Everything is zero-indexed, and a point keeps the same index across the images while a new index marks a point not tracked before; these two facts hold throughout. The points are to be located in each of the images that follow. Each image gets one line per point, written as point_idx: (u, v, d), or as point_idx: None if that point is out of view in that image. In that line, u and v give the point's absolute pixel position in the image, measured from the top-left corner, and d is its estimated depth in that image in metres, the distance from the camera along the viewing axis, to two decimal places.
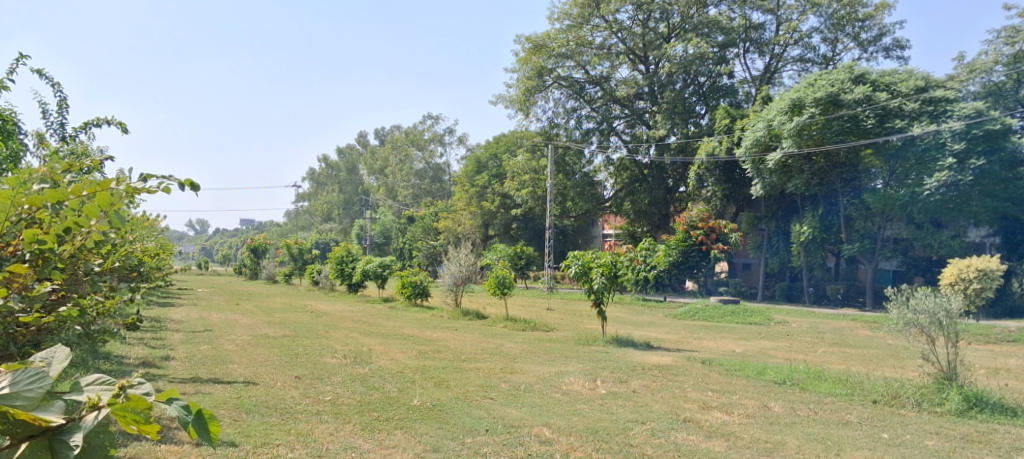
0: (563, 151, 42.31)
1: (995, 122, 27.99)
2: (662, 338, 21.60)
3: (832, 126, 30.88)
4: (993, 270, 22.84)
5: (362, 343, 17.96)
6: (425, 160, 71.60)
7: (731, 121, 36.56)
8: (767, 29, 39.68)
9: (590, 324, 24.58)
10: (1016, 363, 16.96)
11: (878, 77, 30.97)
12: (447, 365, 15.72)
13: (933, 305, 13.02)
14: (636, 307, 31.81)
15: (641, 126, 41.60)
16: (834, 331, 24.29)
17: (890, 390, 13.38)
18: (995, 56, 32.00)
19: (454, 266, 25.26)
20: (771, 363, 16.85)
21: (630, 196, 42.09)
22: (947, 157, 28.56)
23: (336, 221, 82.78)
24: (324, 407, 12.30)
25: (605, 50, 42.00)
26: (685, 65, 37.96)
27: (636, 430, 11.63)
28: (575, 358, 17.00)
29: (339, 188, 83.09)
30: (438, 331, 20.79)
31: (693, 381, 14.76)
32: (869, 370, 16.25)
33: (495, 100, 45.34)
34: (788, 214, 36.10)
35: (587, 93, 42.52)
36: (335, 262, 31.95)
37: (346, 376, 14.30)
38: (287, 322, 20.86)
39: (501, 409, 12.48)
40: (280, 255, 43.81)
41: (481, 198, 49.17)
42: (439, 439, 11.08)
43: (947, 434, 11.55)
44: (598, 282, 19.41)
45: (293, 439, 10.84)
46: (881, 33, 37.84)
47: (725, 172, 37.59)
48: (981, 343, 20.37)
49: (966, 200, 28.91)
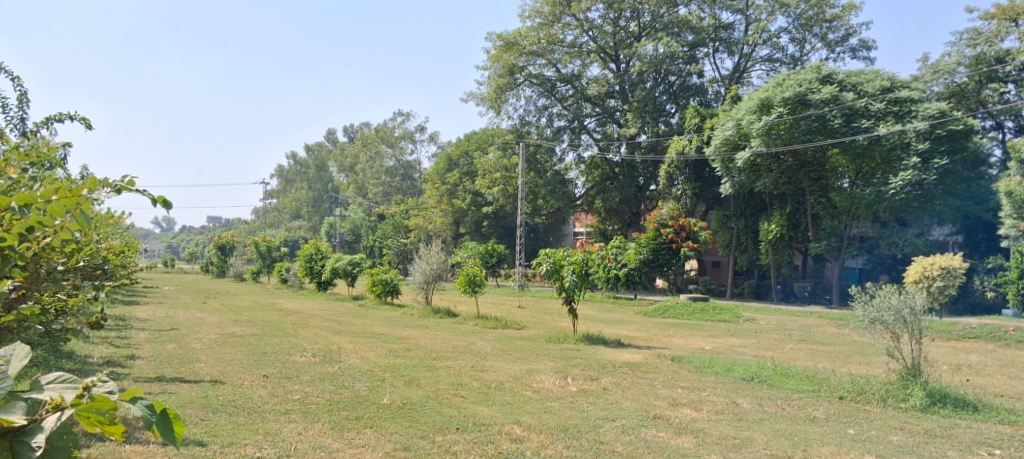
0: (535, 149, 42.16)
1: (958, 122, 28.58)
2: (633, 335, 21.72)
3: (799, 125, 31.03)
4: (955, 267, 23.24)
5: (332, 341, 17.90)
6: (396, 157, 71.72)
7: (700, 120, 36.79)
8: (737, 29, 40.01)
9: (560, 322, 24.67)
10: (978, 359, 17.24)
11: (845, 78, 31.28)
12: (418, 363, 15.69)
13: (896, 302, 13.19)
14: (606, 306, 31.94)
15: (613, 124, 41.74)
16: (802, 329, 24.50)
17: (856, 386, 13.54)
18: (958, 57, 32.40)
19: (425, 263, 25.16)
20: (740, 360, 16.96)
21: (601, 194, 42.25)
22: (913, 156, 29.05)
23: (306, 218, 82.42)
24: (294, 406, 12.22)
25: (577, 48, 42.15)
26: (656, 63, 38.51)
27: (607, 426, 11.69)
28: (546, 356, 17.04)
29: (309, 185, 82.63)
30: (409, 329, 20.76)
31: (663, 379, 14.83)
32: (836, 367, 16.46)
33: (467, 98, 45.33)
34: (757, 213, 36.42)
35: (559, 91, 42.67)
36: (304, 260, 31.75)
37: (315, 375, 14.24)
38: (256, 320, 20.71)
39: (471, 407, 12.50)
40: (248, 252, 43.42)
41: (452, 196, 49.11)
42: (410, 437, 11.07)
43: (911, 429, 11.72)
44: (570, 280, 19.49)
45: (261, 438, 10.81)
46: (848, 34, 38.20)
47: (695, 170, 37.86)
48: (944, 340, 20.73)
49: (929, 199, 29.12)
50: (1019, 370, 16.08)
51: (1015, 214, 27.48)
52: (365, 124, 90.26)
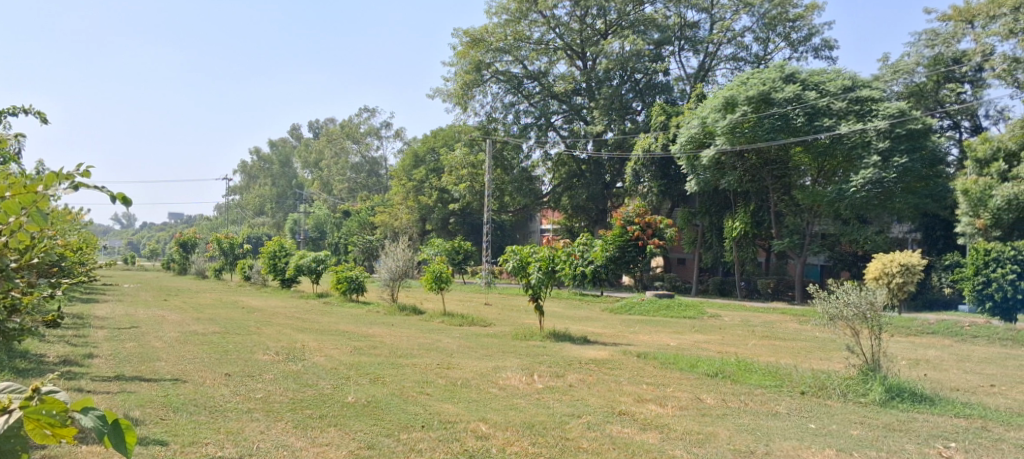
0: (501, 145, 42.16)
1: (917, 122, 29.14)
2: (599, 332, 21.80)
3: (764, 123, 31.29)
4: (915, 264, 23.62)
5: (295, 339, 17.76)
6: (361, 153, 71.31)
7: (666, 118, 37.04)
8: (702, 27, 40.35)
9: (527, 319, 24.69)
10: (935, 354, 17.54)
11: (808, 77, 31.61)
12: (383, 361, 15.62)
13: (857, 298, 13.30)
14: (573, 303, 32.05)
15: (579, 122, 41.83)
16: (764, 324, 24.76)
17: (817, 382, 13.73)
18: (917, 57, 32.89)
19: (391, 261, 25.03)
20: (704, 356, 17.11)
21: (567, 191, 42.37)
22: (873, 155, 29.41)
23: (269, 215, 81.73)
24: (256, 405, 12.11)
25: (543, 45, 42.19)
26: (622, 61, 38.81)
27: (573, 423, 11.72)
28: (512, 353, 17.04)
29: (272, 181, 81.94)
30: (375, 327, 20.68)
31: (629, 375, 14.90)
32: (798, 362, 16.65)
33: (433, 94, 45.17)
34: (721, 210, 36.74)
35: (526, 88, 42.59)
36: (267, 257, 31.47)
37: (278, 373, 14.12)
38: (218, 318, 20.50)
39: (437, 405, 12.46)
40: (211, 249, 42.94)
41: (418, 192, 48.93)
42: (374, 435, 11.02)
43: (870, 424, 11.89)
44: (536, 277, 19.55)
45: (222, 438, 10.73)
46: (811, 33, 38.60)
47: (661, 168, 38.10)
48: (903, 335, 21.08)
49: (890, 197, 29.64)
50: (976, 364, 16.40)
51: (971, 212, 28.07)
52: (330, 119, 89.61)
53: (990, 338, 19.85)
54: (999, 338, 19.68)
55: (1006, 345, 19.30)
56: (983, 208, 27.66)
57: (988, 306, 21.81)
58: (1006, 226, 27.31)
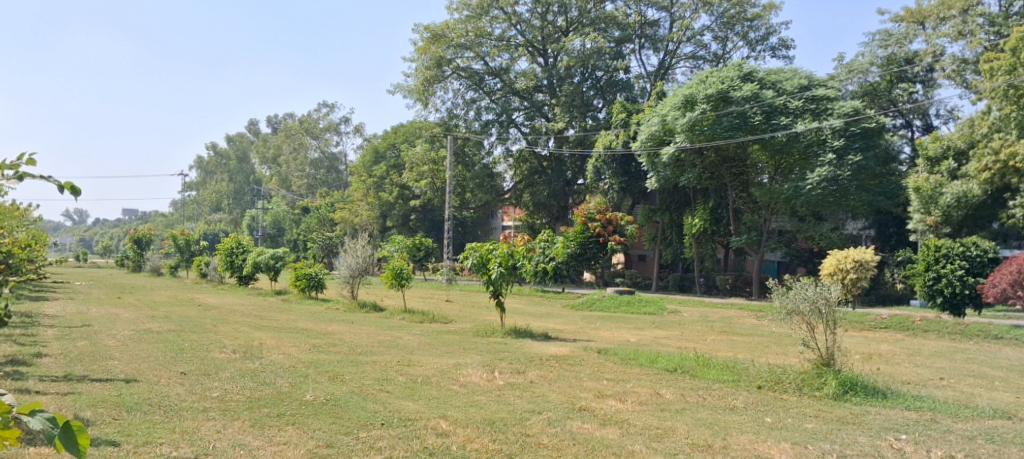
0: (462, 142, 41.99)
1: (871, 120, 29.84)
2: (560, 328, 21.87)
3: (722, 122, 31.53)
4: (868, 260, 24.10)
5: (253, 337, 17.57)
6: (321, 148, 70.26)
7: (627, 115, 37.25)
8: (662, 26, 40.68)
9: (488, 316, 24.67)
10: (888, 349, 17.85)
11: (765, 76, 31.88)
12: (342, 358, 15.49)
13: (812, 293, 13.45)
14: (534, 299, 32.11)
15: (540, 119, 41.88)
16: (723, 320, 25.02)
17: (774, 376, 13.90)
18: (871, 57, 33.25)
19: (351, 257, 24.84)
20: (663, 352, 17.22)
21: (528, 188, 42.48)
22: (828, 152, 29.88)
23: (226, 211, 80.75)
24: (212, 404, 11.97)
25: (504, 42, 42.13)
26: (583, 59, 38.93)
27: (533, 419, 11.73)
28: (473, 350, 17.02)
29: (229, 177, 80.99)
30: (334, 324, 20.51)
31: (589, 371, 14.95)
32: (754, 357, 16.85)
33: (393, 89, 44.88)
34: (681, 207, 37.07)
35: (487, 84, 42.44)
36: (224, 254, 31.06)
37: (235, 371, 13.96)
38: (173, 316, 20.17)
39: (397, 402, 12.39)
40: (166, 246, 42.35)
41: (378, 189, 48.60)
42: (333, 434, 10.94)
43: (824, 417, 12.05)
44: (496, 274, 19.56)
45: (178, 437, 10.61)
46: (768, 33, 39.03)
47: (622, 165, 38.34)
48: (856, 330, 21.46)
49: (845, 194, 30.17)
50: (926, 358, 16.72)
51: (922, 209, 28.56)
52: (289, 114, 88.75)
53: (940, 332, 20.23)
54: (949, 333, 20.09)
55: (955, 339, 19.71)
56: (934, 205, 28.15)
57: (938, 301, 22.16)
58: (956, 223, 28.07)
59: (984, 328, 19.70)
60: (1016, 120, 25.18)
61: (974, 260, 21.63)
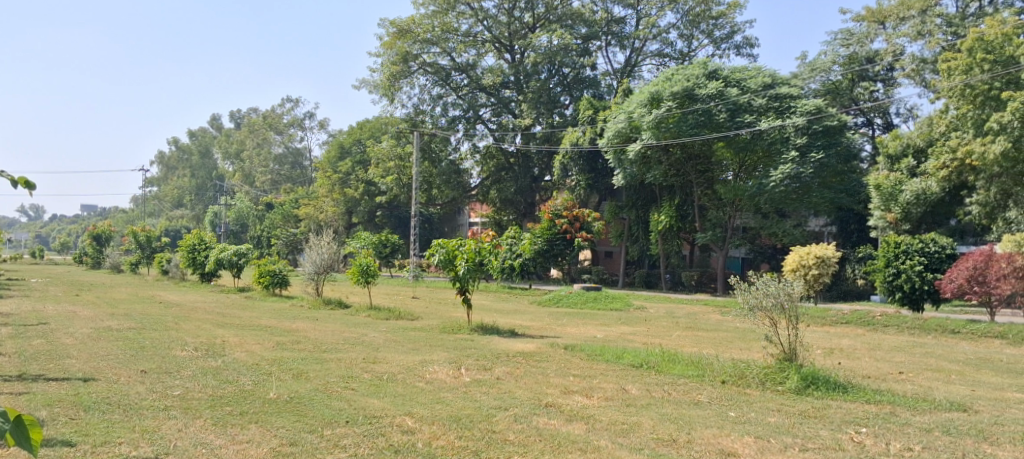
0: (429, 138, 41.59)
1: (833, 118, 30.14)
2: (527, 325, 21.87)
3: (687, 119, 31.67)
4: (830, 256, 24.40)
5: (216, 334, 17.37)
6: (284, 143, 70.04)
7: (594, 112, 37.25)
8: (628, 23, 40.89)
9: (455, 312, 24.62)
10: (849, 343, 18.09)
11: (729, 74, 32.05)
12: (306, 356, 15.35)
13: (775, 289, 13.56)
14: (501, 296, 32.13)
15: (508, 115, 41.72)
16: (688, 316, 25.21)
17: (738, 371, 14.01)
18: (833, 56, 33.76)
19: (315, 254, 24.62)
20: (629, 348, 17.29)
21: (496, 185, 42.50)
22: (791, 150, 30.19)
23: (188, 208, 79.93)
24: (173, 402, 11.80)
25: (471, 37, 41.98)
26: (550, 55, 39.02)
27: (499, 416, 11.71)
28: (439, 347, 16.96)
29: (191, 173, 80.02)
30: (298, 321, 20.35)
31: (555, 367, 14.96)
32: (719, 352, 16.96)
33: (359, 85, 44.60)
34: (648, 204, 37.25)
35: (453, 80, 42.30)
36: (186, 250, 30.70)
37: (196, 369, 13.78)
38: (133, 314, 19.88)
39: (362, 400, 12.31)
40: (126, 242, 41.73)
41: (344, 185, 48.28)
42: (296, 432, 10.84)
43: (786, 411, 12.16)
44: (463, 270, 19.48)
45: (137, 436, 10.46)
46: (733, 31, 39.33)
47: (588, 162, 38.25)
48: (818, 325, 21.71)
49: (807, 192, 30.49)
50: (886, 352, 16.95)
51: (883, 206, 28.81)
52: (252, 109, 87.82)
53: (899, 327, 20.53)
54: (908, 327, 20.38)
55: (913, 334, 20.02)
56: (894, 202, 28.59)
57: (898, 297, 22.46)
58: (914, 220, 28.52)
59: (941, 322, 20.00)
60: (973, 119, 25.46)
61: (933, 256, 21.96)
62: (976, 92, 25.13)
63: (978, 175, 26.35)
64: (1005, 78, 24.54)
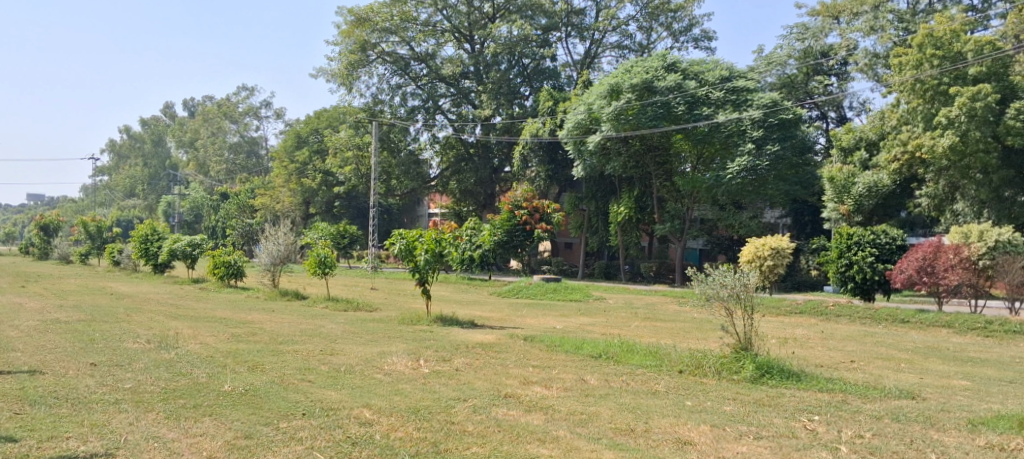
0: (388, 128, 41.28)
1: (789, 111, 30.41)
2: (487, 316, 21.84)
3: (646, 111, 31.80)
4: (785, 247, 24.68)
5: (169, 326, 17.11)
6: (240, 133, 69.12)
7: (554, 104, 37.48)
8: (588, 14, 40.99)
9: (414, 303, 24.52)
10: (803, 333, 18.33)
11: (688, 67, 32.27)
12: (262, 348, 15.16)
13: (731, 280, 13.65)
14: (460, 287, 32.08)
15: (467, 106, 41.72)
16: (646, 306, 25.38)
17: (694, 360, 14.11)
18: (789, 50, 34.14)
19: (271, 245, 24.33)
20: (588, 338, 17.34)
21: (456, 176, 42.32)
22: (747, 143, 30.48)
23: (140, 197, 78.58)
24: (124, 395, 11.58)
25: (430, 27, 41.78)
26: (510, 46, 39.15)
27: (458, 407, 11.65)
28: (398, 338, 16.85)
29: (144, 161, 78.72)
30: (254, 312, 20.12)
31: (515, 358, 14.95)
32: (676, 343, 17.08)
33: (316, 73, 44.11)
34: (607, 195, 37.35)
35: (412, 70, 42.00)
36: (138, 241, 30.16)
37: (149, 362, 13.54)
38: (83, 306, 19.47)
39: (319, 391, 12.18)
40: (76, 232, 40.91)
41: (300, 175, 47.80)
42: (252, 424, 10.69)
43: (741, 400, 12.27)
44: (423, 260, 19.34)
45: (86, 431, 10.25)
46: (691, 24, 39.56)
47: (548, 152, 38.28)
48: (773, 315, 21.99)
49: (763, 184, 30.80)
50: (839, 341, 17.19)
51: (836, 199, 29.30)
52: (207, 97, 86.87)
53: (852, 317, 20.85)
54: (860, 317, 20.69)
55: (865, 324, 20.34)
56: (847, 195, 29.03)
57: (850, 287, 22.81)
58: (866, 212, 28.95)
59: (892, 312, 20.34)
60: (923, 113, 25.66)
61: (884, 247, 22.27)
62: (926, 87, 25.29)
63: (927, 168, 26.82)
64: (954, 74, 24.87)
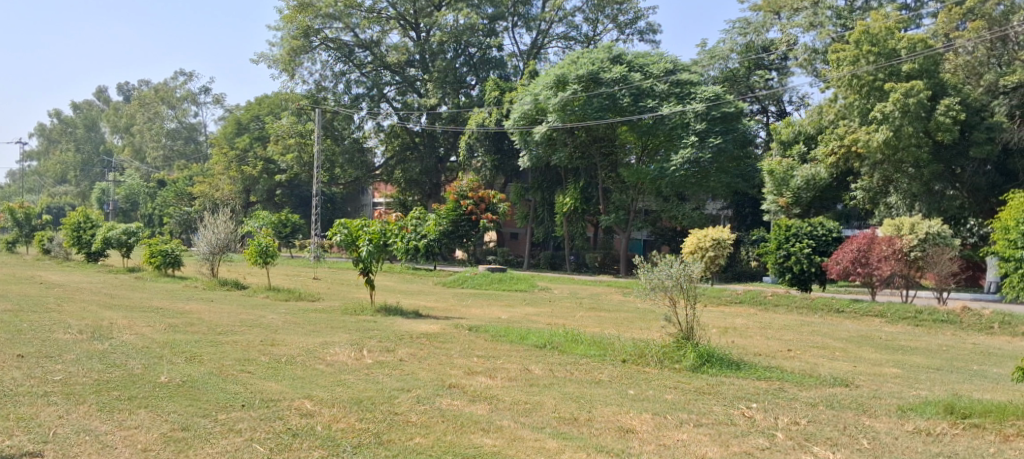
0: (331, 115, 40.81)
1: (730, 105, 30.77)
2: (431, 306, 21.67)
3: (592, 102, 31.89)
4: (725, 239, 25.02)
5: (102, 316, 16.64)
6: (177, 119, 67.84)
7: (500, 93, 37.45)
8: (535, 4, 41.00)
9: (357, 294, 24.24)
10: (743, 323, 18.57)
11: (633, 59, 32.48)
12: (200, 339, 14.81)
13: (675, 270, 13.72)
14: (405, 276, 31.85)
15: (412, 94, 41.44)
16: (590, 296, 25.47)
17: (638, 350, 14.19)
18: (731, 44, 34.48)
19: (210, 233, 23.81)
20: (533, 328, 17.34)
21: (400, 164, 42.04)
22: (691, 135, 30.81)
23: (72, 184, 76.58)
24: (54, 388, 11.20)
25: (375, 14, 41.20)
26: (456, 34, 39.06)
27: (401, 397, 11.52)
28: (341, 329, 16.61)
29: (76, 146, 76.44)
30: (192, 302, 19.66)
31: (460, 348, 14.85)
32: (620, 332, 17.16)
33: (258, 58, 43.31)
34: (553, 186, 37.47)
35: (356, 57, 41.45)
36: (70, 229, 29.26)
37: (81, 353, 13.12)
38: (10, 296, 18.82)
39: (259, 383, 11.94)
40: (3, 219, 39.49)
41: (240, 162, 46.85)
42: (189, 416, 10.43)
43: (683, 388, 12.35)
44: (366, 251, 19.05)
45: (12, 425, 9.91)
46: (637, 17, 39.75)
47: (494, 142, 38.19)
48: (713, 305, 22.28)
49: (706, 176, 31.15)
50: (777, 331, 17.44)
51: (775, 191, 29.77)
52: (143, 82, 85.28)
53: (789, 306, 21.19)
54: (797, 307, 21.02)
55: (803, 314, 20.68)
56: (786, 188, 29.49)
57: (788, 278, 23.12)
58: (805, 204, 29.49)
59: (828, 302, 20.73)
60: (859, 108, 26.13)
61: (820, 239, 22.72)
62: (862, 83, 25.77)
63: (863, 161, 27.31)
64: (888, 70, 25.34)
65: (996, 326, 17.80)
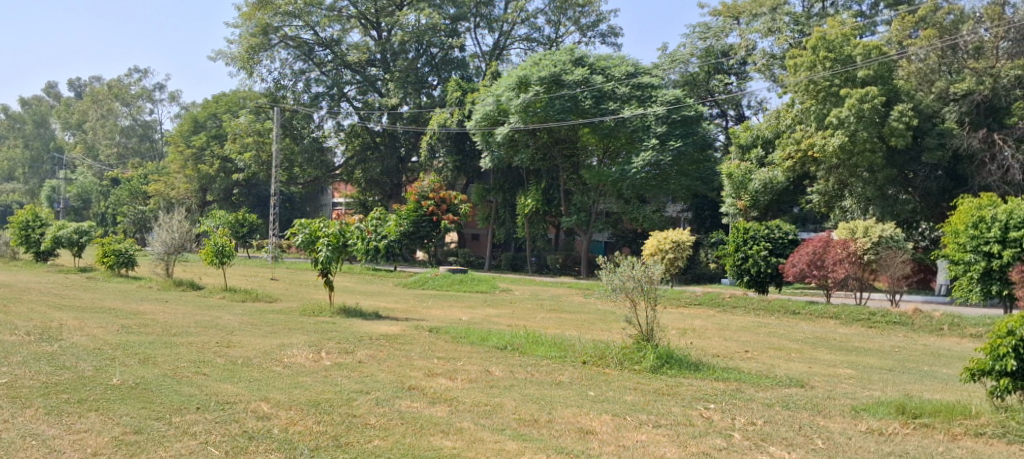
0: (291, 114, 40.34)
1: (691, 109, 30.93)
2: (391, 307, 21.51)
3: (554, 104, 31.92)
4: (685, 241, 25.19)
5: (51, 317, 16.26)
6: (132, 116, 66.99)
7: (462, 94, 37.34)
8: (497, 5, 40.96)
9: (316, 295, 23.99)
10: (701, 324, 18.69)
11: (595, 61, 32.56)
12: (154, 340, 14.54)
13: (637, 272, 13.77)
14: (364, 276, 31.60)
15: (373, 93, 41.05)
16: (551, 298, 25.47)
17: (598, 351, 14.19)
18: (691, 49, 34.72)
19: (165, 233, 23.40)
20: (493, 329, 17.29)
21: (361, 164, 41.80)
22: (651, 138, 30.94)
23: (21, 181, 75.05)
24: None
25: (335, 12, 40.80)
26: (418, 34, 38.92)
27: (360, 399, 11.39)
28: (300, 330, 16.43)
29: (24, 142, 74.64)
30: (145, 303, 19.31)
31: (419, 350, 14.75)
32: (581, 333, 17.18)
33: (217, 53, 42.49)
34: (515, 187, 37.36)
35: (317, 55, 41.10)
36: (18, 227, 28.53)
37: (28, 355, 12.79)
38: None
39: (214, 385, 11.74)
40: None
41: (198, 160, 46.17)
42: (141, 419, 10.21)
43: (643, 389, 12.38)
44: (325, 254, 18.82)
45: None
46: (598, 20, 39.87)
47: (455, 143, 38.12)
48: (673, 306, 22.40)
49: (666, 178, 31.36)
50: (734, 332, 17.58)
51: (734, 195, 29.89)
52: (95, 78, 83.85)
53: (748, 308, 21.36)
54: (754, 308, 21.22)
55: (760, 315, 20.87)
56: (743, 191, 29.57)
57: (745, 280, 23.31)
58: (762, 207, 29.77)
59: (784, 303, 20.94)
60: (816, 113, 26.46)
61: (777, 241, 22.94)
62: (818, 88, 26.14)
63: (819, 166, 27.64)
64: (844, 76, 25.75)
65: (946, 327, 18.10)
